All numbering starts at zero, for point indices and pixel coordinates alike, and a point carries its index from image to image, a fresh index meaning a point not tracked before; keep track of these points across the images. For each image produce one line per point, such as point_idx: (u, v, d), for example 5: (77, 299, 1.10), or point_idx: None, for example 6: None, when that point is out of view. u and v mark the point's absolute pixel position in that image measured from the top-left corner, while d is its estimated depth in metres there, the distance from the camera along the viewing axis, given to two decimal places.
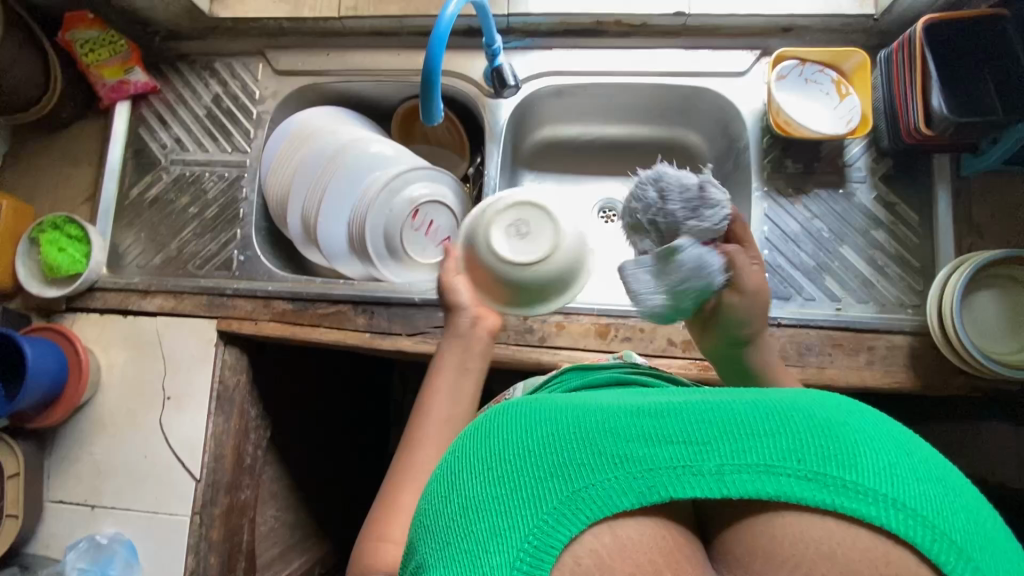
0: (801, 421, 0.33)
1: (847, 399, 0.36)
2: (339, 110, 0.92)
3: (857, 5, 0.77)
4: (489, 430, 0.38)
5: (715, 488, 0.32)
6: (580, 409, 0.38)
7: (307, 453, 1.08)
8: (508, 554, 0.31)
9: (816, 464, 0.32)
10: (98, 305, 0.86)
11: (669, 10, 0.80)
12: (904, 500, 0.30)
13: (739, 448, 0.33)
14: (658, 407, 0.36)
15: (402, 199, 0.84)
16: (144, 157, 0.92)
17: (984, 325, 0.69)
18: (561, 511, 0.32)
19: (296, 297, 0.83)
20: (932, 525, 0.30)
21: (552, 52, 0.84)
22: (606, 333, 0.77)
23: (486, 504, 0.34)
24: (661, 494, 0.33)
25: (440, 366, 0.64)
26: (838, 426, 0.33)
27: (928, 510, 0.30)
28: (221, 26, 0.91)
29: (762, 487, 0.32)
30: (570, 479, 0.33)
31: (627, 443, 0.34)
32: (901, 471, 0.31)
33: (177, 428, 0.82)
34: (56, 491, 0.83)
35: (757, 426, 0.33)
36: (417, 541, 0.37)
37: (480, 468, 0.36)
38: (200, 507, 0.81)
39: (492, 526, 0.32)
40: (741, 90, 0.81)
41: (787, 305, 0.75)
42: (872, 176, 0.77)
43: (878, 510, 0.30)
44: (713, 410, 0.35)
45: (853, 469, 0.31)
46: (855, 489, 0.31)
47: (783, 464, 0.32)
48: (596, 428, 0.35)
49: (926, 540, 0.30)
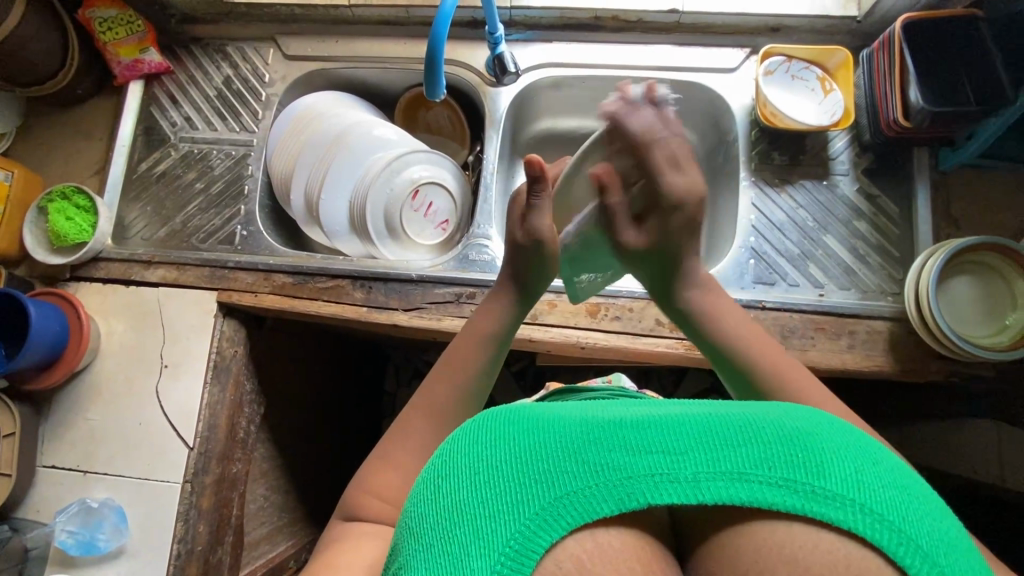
0: (774, 433, 0.35)
1: (816, 414, 0.38)
2: (346, 96, 0.95)
3: (840, 7, 0.82)
4: (472, 434, 0.38)
5: (691, 494, 0.33)
6: (564, 415, 0.38)
7: (299, 436, 1.09)
8: (489, 556, 0.32)
9: (786, 470, 0.33)
10: (101, 274, 0.88)
11: (664, 7, 0.84)
12: (871, 506, 0.33)
13: (714, 457, 0.34)
14: (641, 416, 0.37)
15: (403, 179, 0.88)
16: (154, 134, 0.95)
17: (959, 309, 0.72)
18: (541, 517, 0.33)
19: (295, 272, 0.85)
20: (898, 529, 0.32)
21: (551, 45, 0.88)
22: (596, 311, 0.79)
23: (468, 509, 0.34)
24: (639, 501, 0.33)
25: (472, 327, 0.62)
26: (808, 439, 0.35)
27: (895, 516, 0.32)
28: (235, 12, 0.95)
29: (735, 494, 0.33)
30: (553, 485, 0.34)
31: (610, 453, 0.34)
32: (865, 477, 0.34)
33: (173, 396, 0.83)
34: (50, 455, 0.83)
35: (734, 437, 0.35)
36: (398, 541, 0.38)
37: (464, 472, 0.36)
38: (191, 475, 0.81)
39: (475, 530, 0.33)
40: (731, 83, 0.85)
41: (771, 289, 0.78)
42: (854, 170, 0.81)
43: (844, 514, 0.32)
44: (691, 420, 0.36)
45: (820, 476, 0.33)
46: (822, 494, 0.33)
47: (755, 471, 0.33)
48: (578, 435, 0.36)
49: (891, 543, 0.32)
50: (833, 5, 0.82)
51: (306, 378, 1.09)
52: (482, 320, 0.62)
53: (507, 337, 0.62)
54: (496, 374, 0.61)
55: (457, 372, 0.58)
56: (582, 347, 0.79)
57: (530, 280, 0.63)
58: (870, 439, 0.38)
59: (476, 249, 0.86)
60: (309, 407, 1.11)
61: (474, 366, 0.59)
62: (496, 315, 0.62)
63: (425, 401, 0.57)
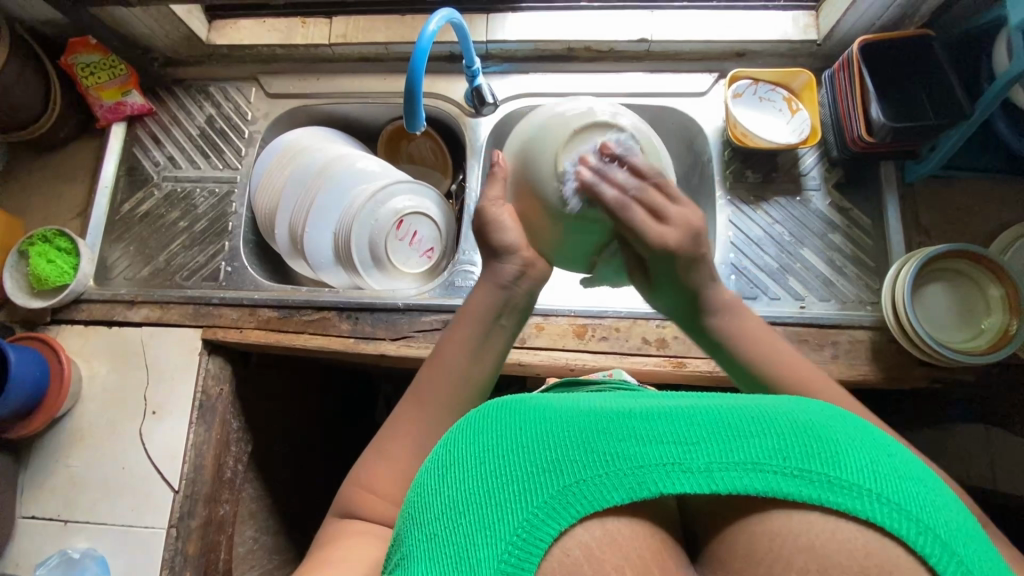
0: (787, 424, 0.35)
1: (830, 409, 0.38)
2: (330, 131, 0.96)
3: (801, 32, 0.86)
4: (481, 424, 0.38)
5: (704, 484, 0.33)
6: (571, 407, 0.38)
7: (289, 476, 1.06)
8: (496, 546, 0.32)
9: (800, 461, 0.33)
10: (83, 316, 0.87)
11: (633, 37, 0.87)
12: (889, 496, 0.32)
13: (727, 448, 0.34)
14: (651, 409, 0.37)
15: (388, 210, 0.88)
16: (137, 175, 0.96)
17: (935, 317, 0.74)
18: (549, 506, 0.33)
19: (281, 305, 0.85)
20: (916, 519, 0.32)
21: (527, 76, 0.91)
22: (584, 333, 0.79)
23: (475, 497, 0.34)
24: (651, 490, 0.33)
25: (472, 312, 0.59)
26: (820, 430, 0.35)
27: (912, 506, 0.32)
28: (216, 53, 0.97)
29: (749, 484, 0.33)
30: (561, 474, 0.34)
31: (618, 442, 0.34)
32: (881, 467, 0.33)
33: (157, 438, 0.81)
34: (29, 506, 0.81)
35: (746, 428, 0.35)
36: (402, 532, 0.37)
37: (470, 462, 0.36)
38: (176, 520, 0.79)
39: (480, 518, 0.33)
40: (702, 107, 0.88)
41: (754, 303, 0.79)
42: (825, 184, 0.84)
43: (862, 504, 0.32)
44: (702, 411, 0.36)
45: (837, 466, 0.33)
46: (840, 484, 0.32)
47: (769, 461, 0.33)
48: (585, 426, 0.36)
49: (912, 532, 0.31)
50: (794, 30, 0.86)
51: (296, 416, 1.07)
52: (478, 305, 0.59)
53: (511, 310, 0.60)
54: (499, 366, 0.60)
55: (456, 361, 0.57)
56: (571, 369, 0.79)
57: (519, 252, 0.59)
58: (884, 433, 0.38)
59: (462, 276, 0.87)
60: (301, 445, 1.09)
61: (471, 367, 0.57)
62: (487, 294, 0.59)
63: (407, 415, 0.55)
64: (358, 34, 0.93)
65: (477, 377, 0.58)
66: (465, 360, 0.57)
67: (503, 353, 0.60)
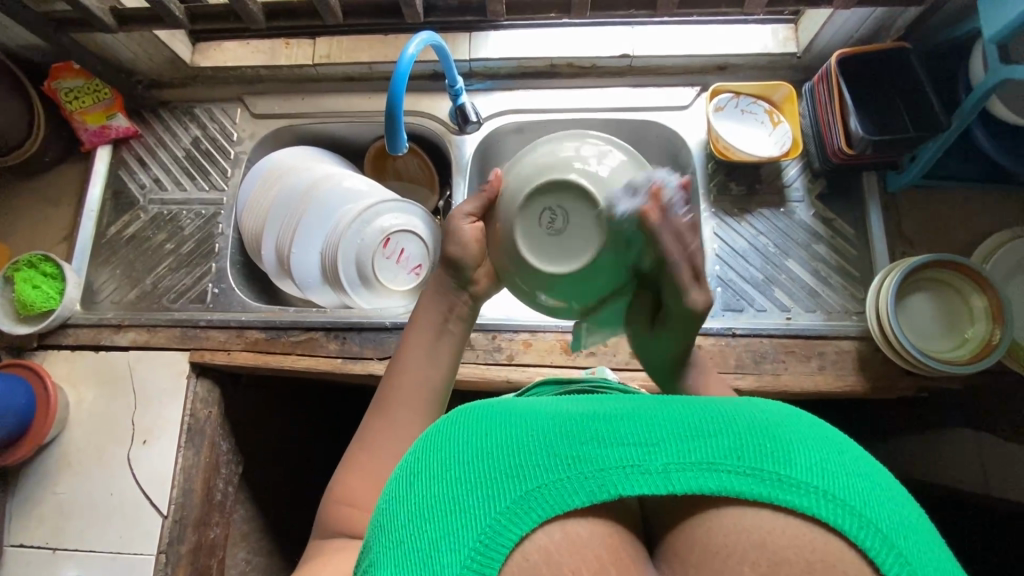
0: (743, 422, 0.35)
1: (790, 405, 0.38)
2: (319, 151, 0.97)
3: (780, 45, 0.86)
4: (446, 431, 0.37)
5: (662, 485, 0.33)
6: (537, 410, 0.38)
7: (281, 496, 1.05)
8: (460, 552, 0.32)
9: (754, 460, 0.33)
10: (70, 341, 0.86)
11: (615, 53, 0.88)
12: (834, 492, 0.32)
13: (684, 448, 0.34)
14: (614, 410, 0.37)
15: (374, 229, 0.88)
16: (123, 198, 0.95)
17: (920, 325, 0.75)
18: (511, 511, 0.33)
19: (268, 327, 0.85)
20: (858, 514, 0.32)
21: (511, 93, 0.92)
22: (571, 348, 0.79)
23: (440, 504, 0.34)
24: (611, 492, 0.33)
25: (421, 319, 0.62)
26: (775, 428, 0.35)
27: (856, 501, 0.32)
28: (201, 75, 0.98)
29: (704, 484, 0.33)
30: (523, 478, 0.33)
31: (580, 444, 0.34)
32: (830, 465, 0.33)
33: (145, 462, 0.81)
34: (17, 535, 0.80)
35: (702, 427, 0.34)
36: (370, 542, 0.37)
37: (433, 469, 0.35)
38: (166, 545, 0.78)
39: (445, 526, 0.33)
40: (685, 122, 0.88)
41: (740, 315, 0.79)
42: (809, 196, 0.84)
43: (810, 501, 0.32)
44: (662, 412, 0.36)
45: (788, 465, 0.33)
46: (790, 483, 0.32)
47: (724, 461, 0.33)
48: (548, 430, 0.35)
49: (854, 528, 0.31)
50: (774, 43, 0.87)
51: (290, 435, 1.07)
52: (425, 311, 0.62)
53: (458, 316, 0.63)
54: (456, 370, 0.61)
55: (412, 364, 0.59)
56: None
57: (463, 265, 0.61)
58: (840, 429, 0.37)
59: None
60: (296, 465, 1.08)
61: (425, 369, 0.59)
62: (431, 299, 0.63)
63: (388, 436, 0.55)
64: (341, 54, 0.93)
65: (438, 381, 0.59)
66: (421, 364, 0.59)
67: (456, 356, 0.61)
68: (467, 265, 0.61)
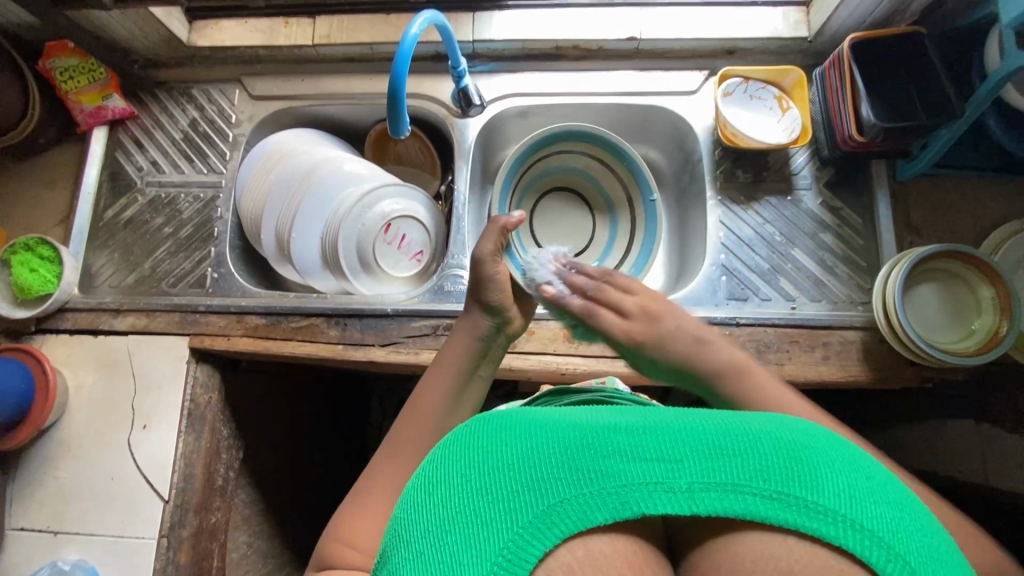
0: (769, 443, 0.35)
1: (814, 426, 0.38)
2: (320, 134, 0.95)
3: (791, 28, 0.84)
4: (468, 441, 0.37)
5: (686, 505, 0.32)
6: (558, 421, 0.38)
7: (280, 477, 1.05)
8: (481, 565, 0.31)
9: (781, 483, 0.33)
10: (68, 325, 0.86)
11: (622, 35, 0.86)
12: (862, 521, 0.32)
13: (710, 467, 0.33)
14: (636, 423, 0.37)
15: (375, 214, 0.87)
16: (120, 180, 0.94)
17: (926, 317, 0.74)
18: (533, 527, 0.32)
19: (269, 312, 0.84)
20: (887, 546, 0.31)
21: (515, 76, 0.90)
22: (573, 336, 0.79)
23: (462, 515, 0.33)
24: (633, 510, 0.33)
25: (448, 363, 0.62)
26: (802, 450, 0.34)
27: (885, 533, 0.32)
28: (198, 55, 0.96)
29: (728, 506, 0.32)
30: (546, 492, 0.33)
31: (603, 459, 0.34)
32: (858, 492, 0.33)
33: (145, 447, 0.81)
34: (19, 518, 0.80)
35: (727, 447, 0.34)
36: (387, 548, 0.36)
37: (455, 479, 0.35)
38: (166, 529, 0.78)
39: (466, 538, 0.32)
40: (691, 106, 0.87)
41: (744, 305, 0.79)
42: (817, 184, 0.83)
43: (837, 529, 0.32)
44: (687, 427, 0.36)
45: (815, 489, 0.32)
46: (817, 509, 0.32)
47: (750, 483, 0.33)
48: (571, 443, 0.35)
49: (881, 559, 0.31)
50: (784, 27, 0.85)
51: (290, 419, 1.07)
52: (455, 356, 0.62)
53: (486, 360, 0.64)
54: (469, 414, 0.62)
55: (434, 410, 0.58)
56: (562, 373, 0.78)
57: (500, 308, 0.64)
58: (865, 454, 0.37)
59: (451, 280, 0.85)
60: (296, 448, 1.09)
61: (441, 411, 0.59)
62: (463, 347, 0.62)
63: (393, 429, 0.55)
64: (342, 34, 0.91)
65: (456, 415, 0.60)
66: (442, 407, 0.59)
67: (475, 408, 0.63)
68: (503, 308, 0.64)
